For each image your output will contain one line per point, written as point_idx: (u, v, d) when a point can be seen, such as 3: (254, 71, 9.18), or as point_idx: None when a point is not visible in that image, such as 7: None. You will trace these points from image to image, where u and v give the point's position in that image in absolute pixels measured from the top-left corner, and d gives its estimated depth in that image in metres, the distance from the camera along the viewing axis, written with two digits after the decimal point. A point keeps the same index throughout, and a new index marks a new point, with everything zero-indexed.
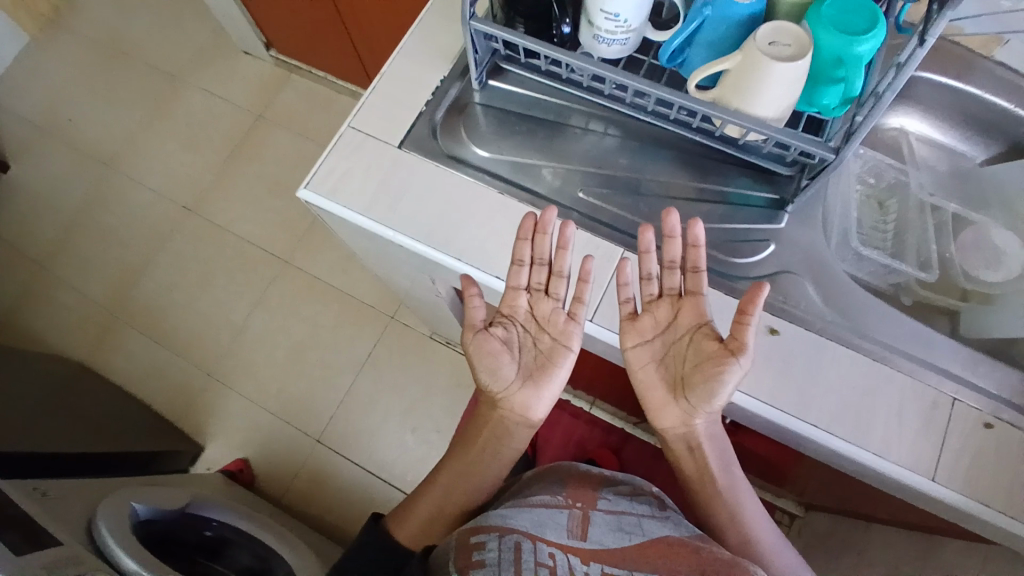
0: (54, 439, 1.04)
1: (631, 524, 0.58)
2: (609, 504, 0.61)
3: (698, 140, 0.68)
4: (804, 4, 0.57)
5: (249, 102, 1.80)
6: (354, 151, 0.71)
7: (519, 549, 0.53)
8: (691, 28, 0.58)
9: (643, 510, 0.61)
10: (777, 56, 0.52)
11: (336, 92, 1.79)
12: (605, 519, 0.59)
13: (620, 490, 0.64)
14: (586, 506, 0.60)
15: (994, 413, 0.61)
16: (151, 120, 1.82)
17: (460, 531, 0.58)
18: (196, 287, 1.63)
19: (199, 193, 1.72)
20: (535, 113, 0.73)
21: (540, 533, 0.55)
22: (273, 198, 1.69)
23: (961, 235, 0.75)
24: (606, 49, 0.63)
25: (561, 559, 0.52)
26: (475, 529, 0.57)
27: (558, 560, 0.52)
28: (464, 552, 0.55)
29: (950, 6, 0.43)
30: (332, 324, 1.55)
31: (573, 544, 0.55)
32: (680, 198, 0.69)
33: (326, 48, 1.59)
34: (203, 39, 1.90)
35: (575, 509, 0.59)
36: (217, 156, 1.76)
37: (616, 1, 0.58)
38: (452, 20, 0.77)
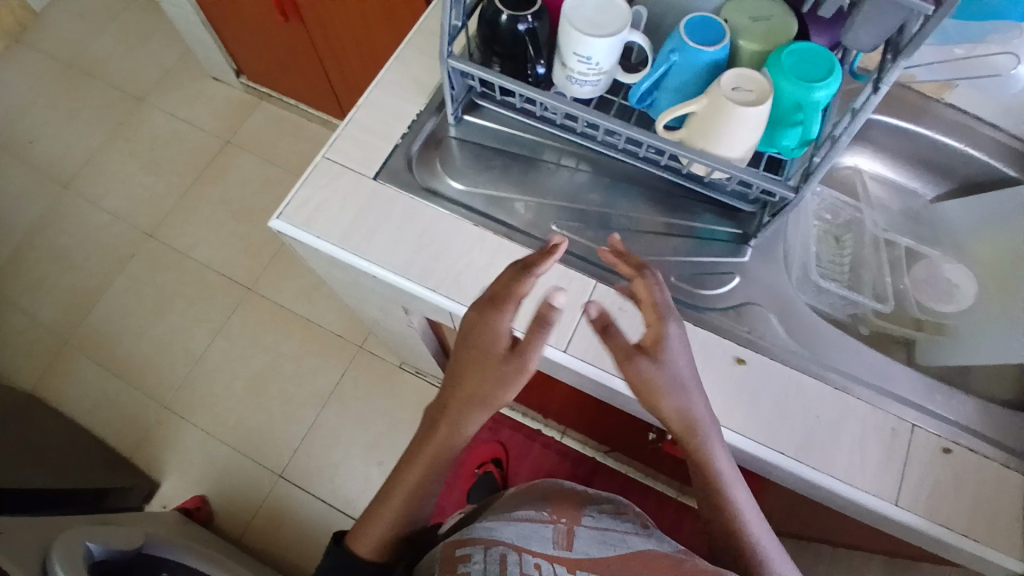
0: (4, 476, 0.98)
1: (615, 539, 0.57)
2: (594, 520, 0.59)
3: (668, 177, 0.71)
4: (765, 52, 0.60)
5: (215, 126, 1.78)
6: (328, 180, 0.71)
7: (504, 561, 0.53)
8: (660, 72, 0.61)
9: (627, 526, 0.60)
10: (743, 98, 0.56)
11: (305, 119, 1.79)
12: (590, 533, 0.57)
13: (604, 507, 0.62)
14: (571, 521, 0.58)
15: (951, 438, 0.65)
16: (112, 141, 1.77)
17: (445, 542, 0.57)
18: (154, 313, 1.57)
19: (160, 217, 1.68)
20: (509, 148, 0.75)
21: (525, 544, 0.55)
22: (239, 224, 1.66)
23: (915, 268, 0.79)
24: (579, 89, 0.66)
25: (546, 571, 0.52)
26: (461, 540, 0.56)
27: (543, 571, 0.52)
28: (450, 564, 0.54)
29: (902, 57, 0.46)
30: (297, 353, 1.51)
31: (559, 555, 0.54)
32: (651, 232, 0.71)
33: (298, 75, 1.60)
34: (168, 61, 1.87)
35: (560, 524, 0.58)
36: (180, 180, 1.72)
37: (589, 46, 0.61)
38: (430, 54, 0.78)
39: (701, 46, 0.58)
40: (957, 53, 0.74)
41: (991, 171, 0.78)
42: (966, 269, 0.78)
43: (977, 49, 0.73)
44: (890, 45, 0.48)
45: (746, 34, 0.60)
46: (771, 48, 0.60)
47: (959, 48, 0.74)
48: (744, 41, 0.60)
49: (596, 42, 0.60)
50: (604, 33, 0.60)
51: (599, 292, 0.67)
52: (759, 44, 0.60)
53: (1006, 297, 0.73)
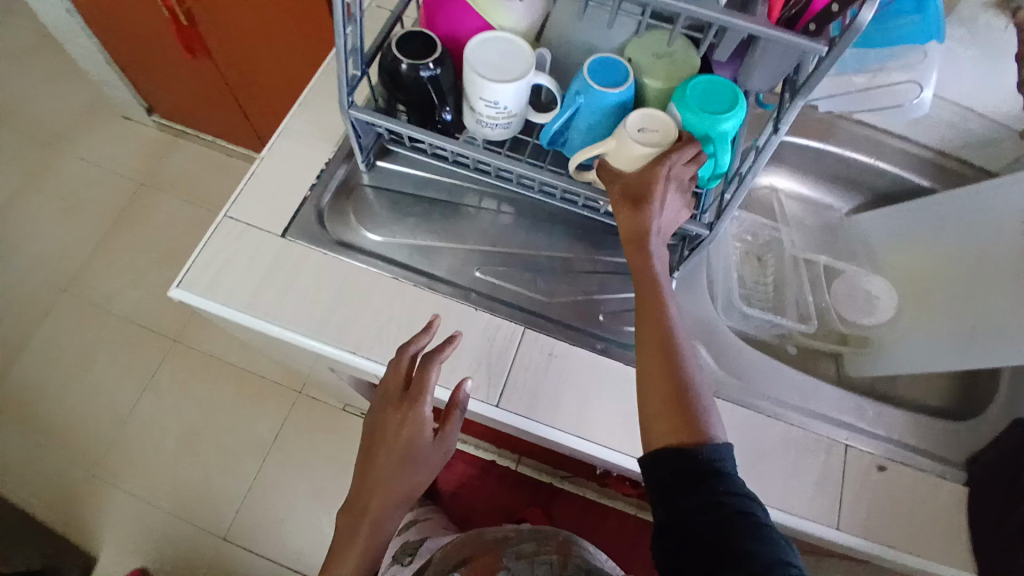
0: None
1: None
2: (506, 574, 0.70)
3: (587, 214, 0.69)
4: (669, 89, 0.60)
5: (130, 168, 1.68)
6: (232, 241, 0.66)
7: None
8: (568, 113, 0.60)
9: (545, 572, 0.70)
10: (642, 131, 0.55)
11: (226, 155, 1.71)
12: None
13: (524, 550, 0.74)
14: None
15: (884, 455, 0.66)
16: (15, 191, 1.65)
17: None
18: (74, 374, 1.46)
19: (74, 268, 1.56)
20: (425, 193, 0.72)
21: None
22: (162, 271, 1.57)
23: (834, 285, 0.80)
24: (490, 132, 0.64)
25: None
26: None
27: None
28: None
29: (801, 95, 0.45)
30: (233, 403, 1.43)
31: None
32: (576, 270, 0.70)
33: (214, 111, 1.53)
34: (72, 102, 1.76)
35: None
36: (94, 227, 1.61)
37: (494, 90, 0.59)
38: (336, 99, 0.75)
39: (606, 87, 0.57)
40: (859, 81, 0.73)
41: (903, 180, 0.81)
42: (885, 280, 0.79)
43: (877, 79, 0.73)
44: (788, 83, 0.48)
45: (649, 71, 0.59)
46: (674, 85, 0.59)
47: (860, 76, 0.73)
48: (648, 79, 0.59)
49: (501, 88, 0.59)
50: (509, 78, 0.59)
51: (527, 339, 0.64)
52: (663, 81, 0.59)
53: (924, 306, 0.75)
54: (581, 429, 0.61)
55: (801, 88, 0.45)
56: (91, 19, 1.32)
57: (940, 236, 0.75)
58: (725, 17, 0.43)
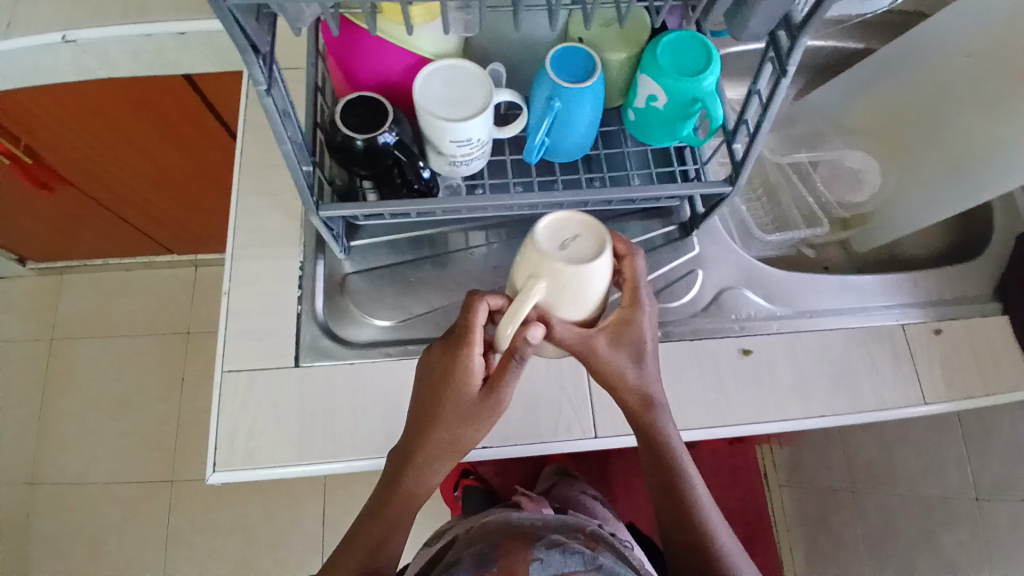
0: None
1: None
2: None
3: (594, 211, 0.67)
4: (636, 55, 0.56)
5: (29, 330, 1.48)
6: (246, 396, 0.59)
7: None
8: (546, 123, 0.55)
9: (582, 562, 0.44)
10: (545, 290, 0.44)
11: (127, 271, 1.53)
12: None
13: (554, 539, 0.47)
14: None
15: (935, 318, 0.68)
16: None
17: None
18: (82, 565, 1.32)
19: (22, 461, 1.39)
20: (416, 254, 0.66)
21: None
22: (119, 421, 1.41)
23: (823, 172, 0.82)
24: (466, 168, 0.58)
25: None
26: None
27: None
28: None
29: (805, 33, 0.43)
30: (265, 516, 1.35)
31: None
32: None
33: (95, 234, 1.35)
34: None
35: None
36: (21, 409, 1.42)
37: (464, 129, 0.52)
38: (275, 194, 0.67)
39: (578, 83, 0.52)
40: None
41: None
42: (859, 149, 0.80)
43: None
44: (783, 22, 0.45)
45: (609, 47, 0.55)
46: (640, 50, 0.55)
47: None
48: (610, 54, 0.55)
49: (469, 124, 0.52)
50: (473, 110, 0.52)
51: None
52: (627, 50, 0.55)
53: None
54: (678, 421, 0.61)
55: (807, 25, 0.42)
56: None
57: (892, 91, 0.75)
58: None
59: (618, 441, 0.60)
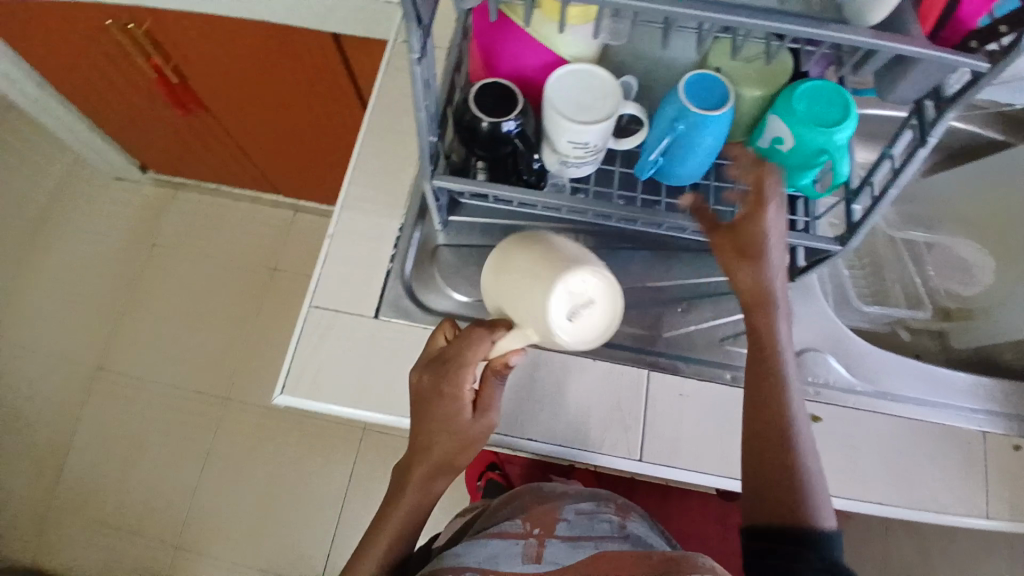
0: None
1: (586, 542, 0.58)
2: (568, 530, 0.60)
3: (690, 240, 0.66)
4: (770, 95, 0.55)
5: (137, 231, 1.63)
6: (323, 334, 0.63)
7: None
8: (665, 142, 0.56)
9: (604, 527, 0.61)
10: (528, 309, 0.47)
11: (232, 199, 1.64)
12: (561, 544, 0.58)
13: (582, 506, 0.64)
14: (543, 532, 0.60)
15: (1019, 434, 0.64)
16: (26, 277, 1.59)
17: None
18: (132, 454, 1.43)
19: (105, 346, 1.52)
20: (506, 242, 0.68)
21: (493, 566, 0.56)
22: (192, 333, 1.52)
23: (932, 256, 0.80)
24: (575, 170, 0.60)
25: None
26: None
27: None
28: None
29: (953, 106, 0.42)
30: (297, 455, 1.42)
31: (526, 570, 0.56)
32: (681, 297, 0.66)
33: (214, 159, 1.46)
34: (62, 172, 1.68)
35: (531, 539, 0.59)
36: (115, 300, 1.56)
37: (584, 133, 0.54)
38: (392, 156, 0.71)
39: (708, 110, 0.52)
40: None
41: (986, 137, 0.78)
42: (976, 242, 0.78)
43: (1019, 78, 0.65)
44: (931, 92, 0.45)
45: (747, 82, 0.55)
46: (775, 91, 0.55)
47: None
48: (745, 90, 0.55)
49: (589, 129, 0.54)
50: (597, 117, 0.54)
51: (653, 382, 0.62)
52: (763, 89, 0.55)
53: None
54: (728, 467, 0.59)
55: (957, 99, 0.42)
56: (69, 91, 1.26)
57: None
58: (877, 41, 0.40)
59: (662, 470, 0.59)
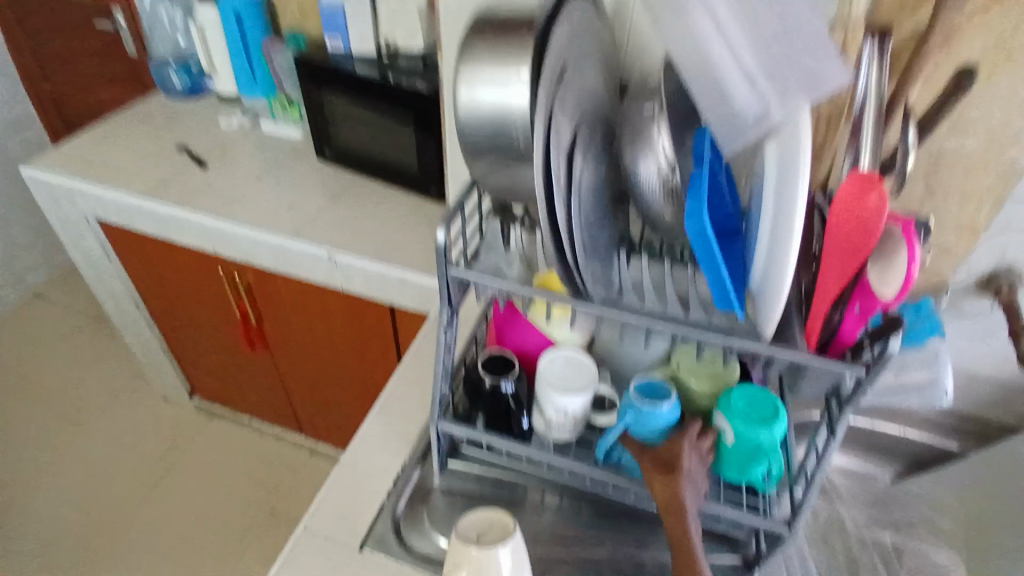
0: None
1: None
2: None
3: None
4: (718, 392, 0.67)
5: (158, 449, 1.72)
6: (308, 558, 0.68)
7: None
8: (619, 429, 0.64)
9: None
10: (510, 523, 0.54)
11: (256, 433, 1.77)
12: None
13: None
14: None
15: None
16: (40, 473, 1.69)
17: None
18: None
19: (80, 563, 1.51)
20: (493, 492, 0.74)
21: None
22: (167, 559, 1.51)
23: (910, 564, 0.79)
24: (558, 433, 0.69)
25: None
26: None
27: None
28: None
29: (849, 407, 0.54)
30: None
31: None
32: (650, 569, 0.69)
33: (254, 394, 1.65)
34: (115, 380, 1.92)
35: None
36: (110, 515, 1.59)
37: (564, 400, 0.66)
38: (411, 402, 0.84)
39: (656, 407, 0.62)
40: (888, 380, 0.76)
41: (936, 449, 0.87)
42: (950, 550, 0.80)
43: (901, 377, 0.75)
44: (831, 393, 0.57)
45: (707, 382, 0.66)
46: (723, 389, 0.66)
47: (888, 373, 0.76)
48: (695, 383, 0.67)
49: (571, 399, 0.66)
50: (574, 389, 0.66)
51: None
52: (710, 386, 0.66)
53: None
54: None
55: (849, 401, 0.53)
56: (152, 308, 1.57)
57: None
58: (774, 351, 0.53)
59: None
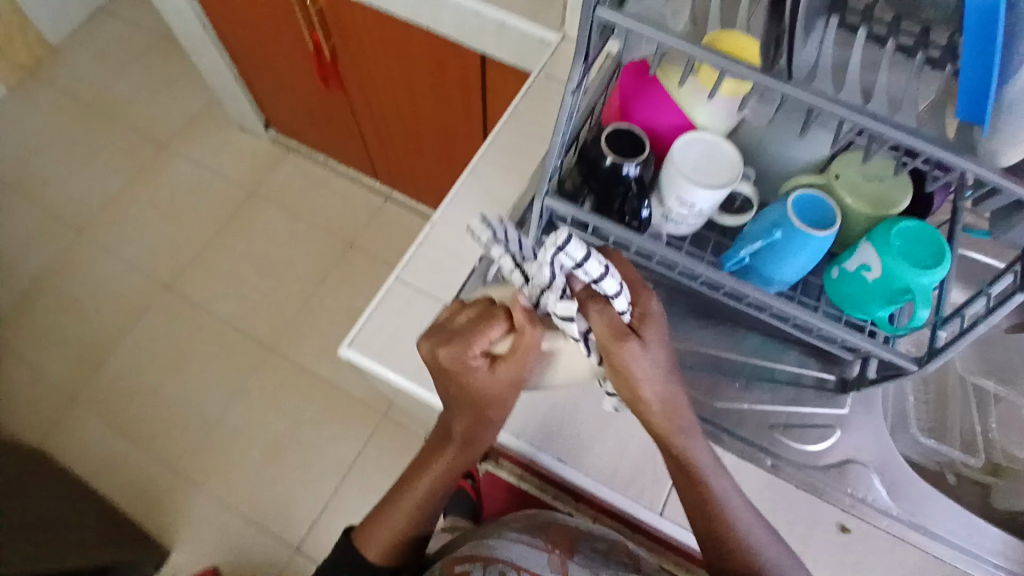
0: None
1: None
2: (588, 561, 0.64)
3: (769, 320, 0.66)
4: (875, 215, 0.58)
5: (242, 176, 1.74)
6: (400, 307, 0.70)
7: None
8: (757, 242, 0.58)
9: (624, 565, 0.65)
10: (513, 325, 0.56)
11: (334, 173, 1.73)
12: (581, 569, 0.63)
13: (598, 544, 0.66)
14: (562, 552, 0.65)
15: None
16: (132, 186, 1.75)
17: (447, 561, 0.67)
18: (166, 364, 1.53)
19: (179, 267, 1.64)
20: None
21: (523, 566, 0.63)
22: (259, 272, 1.62)
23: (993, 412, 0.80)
24: (674, 228, 0.62)
25: None
26: (461, 559, 0.66)
27: None
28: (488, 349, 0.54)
29: None
30: (315, 425, 1.46)
31: None
32: (739, 370, 0.71)
33: (332, 133, 1.56)
34: (195, 106, 1.86)
35: (555, 554, 0.64)
36: (200, 229, 1.67)
37: (698, 195, 0.56)
38: (505, 168, 0.77)
39: (811, 229, 0.55)
40: None
41: None
42: None
43: None
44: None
45: (868, 205, 0.57)
46: (881, 215, 0.57)
47: None
48: (853, 201, 0.57)
49: (704, 194, 0.56)
50: (715, 185, 0.56)
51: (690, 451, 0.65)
52: (870, 208, 0.57)
53: None
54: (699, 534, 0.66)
55: None
56: (220, 34, 1.38)
57: None
58: (997, 178, 0.41)
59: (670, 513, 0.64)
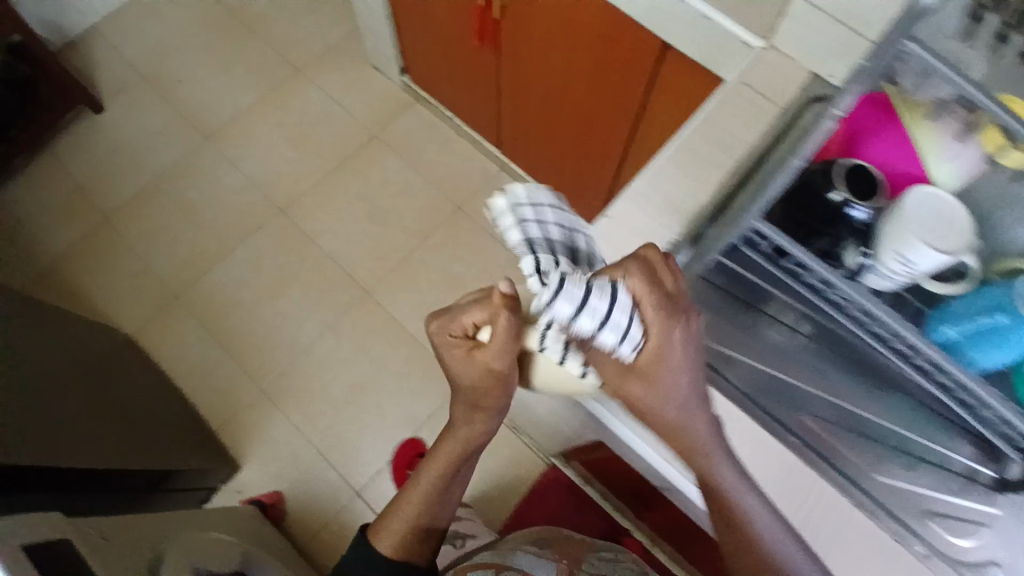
0: (97, 455, 0.98)
1: None
2: None
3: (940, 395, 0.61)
4: None
5: (366, 117, 1.76)
6: None
7: None
8: (973, 319, 0.54)
9: None
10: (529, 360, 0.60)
11: (457, 133, 1.73)
12: None
13: None
14: None
15: None
16: (262, 104, 1.80)
17: None
18: (267, 286, 1.59)
19: (294, 195, 1.68)
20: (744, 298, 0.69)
21: None
22: (368, 217, 1.65)
23: None
24: (875, 281, 0.58)
25: None
26: None
27: None
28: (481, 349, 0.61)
29: None
30: (394, 377, 1.49)
31: None
32: (885, 434, 0.67)
33: (467, 90, 1.53)
34: (334, 33, 1.87)
35: None
36: (320, 163, 1.71)
37: (924, 255, 0.53)
38: (694, 175, 0.73)
39: None
40: None
41: None
42: None
43: None
44: None
45: None
46: None
47: None
48: None
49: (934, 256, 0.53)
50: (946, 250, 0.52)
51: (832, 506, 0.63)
52: None
53: None
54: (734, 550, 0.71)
55: None
56: None
57: None
58: None
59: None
